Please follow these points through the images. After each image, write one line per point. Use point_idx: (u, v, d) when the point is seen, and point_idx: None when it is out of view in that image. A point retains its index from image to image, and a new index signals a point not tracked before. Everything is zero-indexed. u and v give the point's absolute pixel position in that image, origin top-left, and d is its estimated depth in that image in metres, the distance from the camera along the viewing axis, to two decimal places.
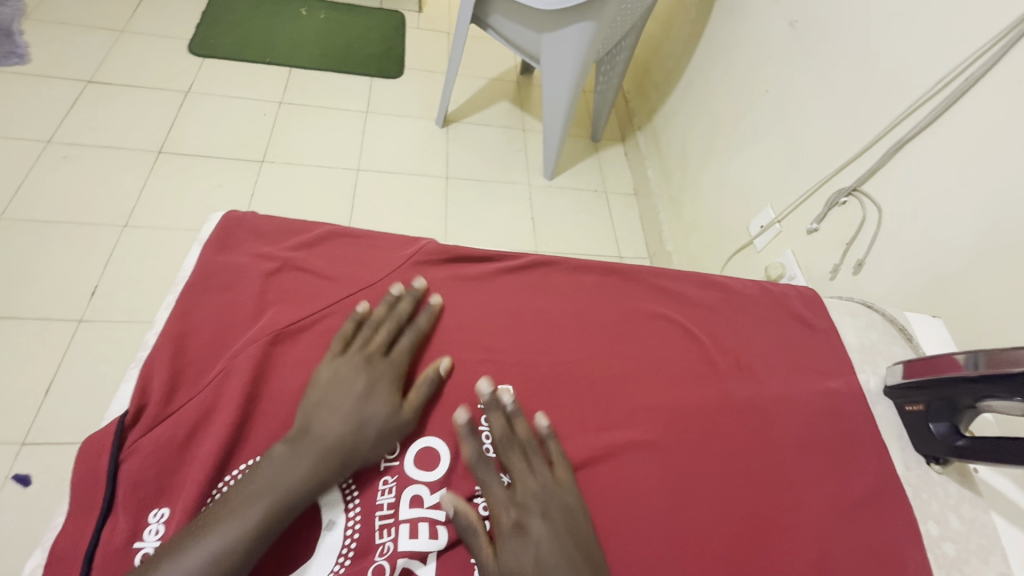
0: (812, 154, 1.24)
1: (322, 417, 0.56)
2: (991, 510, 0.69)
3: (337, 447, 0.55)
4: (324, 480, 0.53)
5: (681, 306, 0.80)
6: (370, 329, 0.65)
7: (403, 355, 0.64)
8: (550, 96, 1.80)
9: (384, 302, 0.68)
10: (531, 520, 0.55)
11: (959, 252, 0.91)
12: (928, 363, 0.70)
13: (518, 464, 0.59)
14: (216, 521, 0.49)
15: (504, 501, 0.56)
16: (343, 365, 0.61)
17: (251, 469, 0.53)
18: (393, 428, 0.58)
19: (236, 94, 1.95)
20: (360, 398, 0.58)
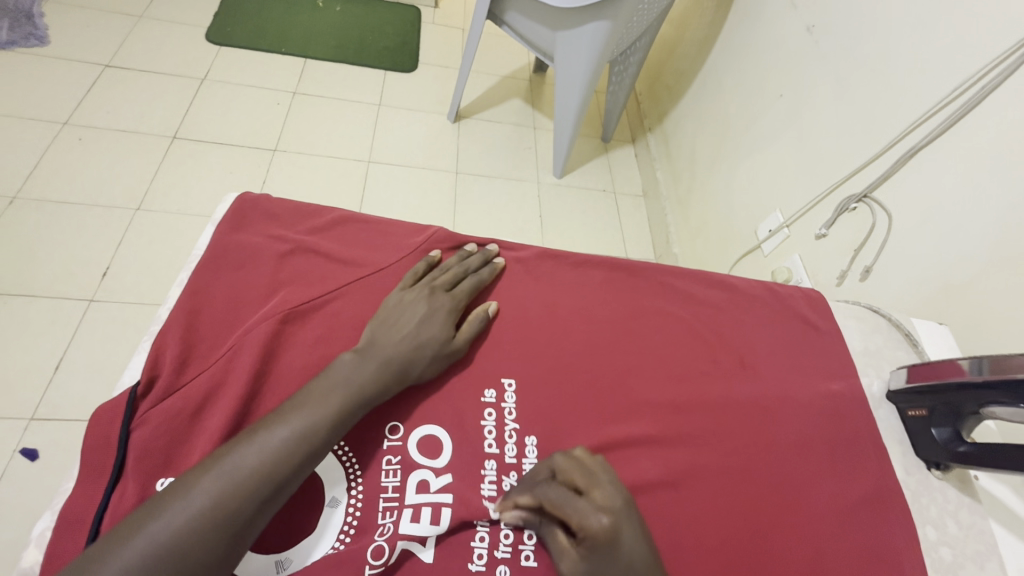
0: (823, 160, 1.23)
1: (386, 332, 0.62)
2: (989, 518, 0.69)
3: (397, 358, 0.60)
4: (385, 384, 0.58)
5: (688, 305, 0.80)
6: (439, 270, 0.71)
7: (465, 294, 0.69)
8: (562, 93, 1.80)
9: (457, 254, 0.75)
10: (621, 528, 0.50)
11: (970, 261, 0.90)
12: (931, 368, 0.70)
13: (584, 473, 0.54)
14: (296, 409, 0.53)
15: (588, 514, 0.51)
16: (410, 293, 0.66)
17: (323, 370, 0.58)
18: (445, 350, 0.63)
19: (251, 82, 1.96)
20: (421, 320, 0.64)
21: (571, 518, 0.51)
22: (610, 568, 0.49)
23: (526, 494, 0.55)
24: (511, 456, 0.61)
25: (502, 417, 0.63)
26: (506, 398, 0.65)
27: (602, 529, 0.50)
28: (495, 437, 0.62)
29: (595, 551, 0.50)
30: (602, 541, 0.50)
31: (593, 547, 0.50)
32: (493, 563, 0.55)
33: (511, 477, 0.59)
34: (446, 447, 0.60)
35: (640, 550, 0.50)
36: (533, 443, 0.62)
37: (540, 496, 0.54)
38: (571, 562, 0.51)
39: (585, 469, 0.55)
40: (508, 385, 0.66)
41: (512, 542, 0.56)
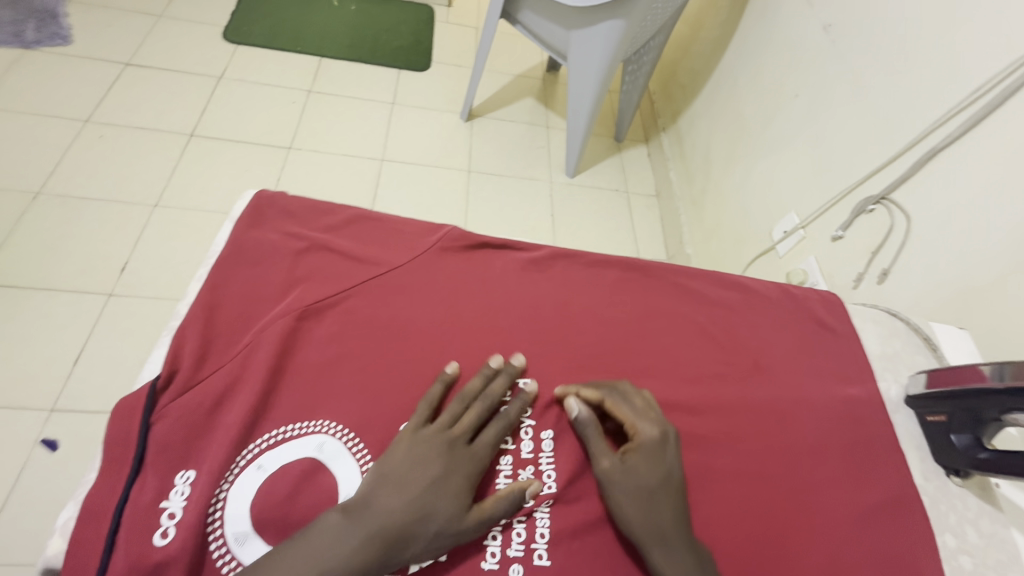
0: (840, 162, 1.22)
1: (385, 494, 0.52)
2: (1011, 527, 0.67)
3: (392, 533, 0.50)
4: (372, 568, 0.49)
5: (703, 306, 0.80)
6: (460, 404, 0.60)
7: (486, 445, 0.58)
8: (575, 92, 1.79)
9: (481, 373, 0.63)
10: (667, 443, 0.60)
11: (992, 265, 0.88)
12: (952, 373, 0.69)
13: (646, 396, 0.64)
14: (269, 574, 0.47)
15: (644, 423, 0.60)
16: (422, 441, 0.56)
17: (306, 533, 0.50)
18: (456, 527, 0.52)
19: (267, 81, 1.99)
20: (431, 485, 0.53)
21: (630, 420, 0.61)
22: (650, 470, 0.58)
23: (592, 389, 0.63)
24: (528, 451, 0.62)
25: None
26: None
27: (652, 434, 0.60)
28: (511, 433, 0.62)
29: (643, 452, 0.58)
30: (650, 443, 0.59)
31: (642, 448, 0.59)
32: (506, 561, 0.55)
33: (528, 472, 0.60)
34: None
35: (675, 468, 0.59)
36: (550, 437, 0.62)
37: (606, 394, 0.63)
38: (610, 460, 0.59)
39: (645, 393, 0.64)
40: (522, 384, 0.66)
41: (525, 542, 0.56)
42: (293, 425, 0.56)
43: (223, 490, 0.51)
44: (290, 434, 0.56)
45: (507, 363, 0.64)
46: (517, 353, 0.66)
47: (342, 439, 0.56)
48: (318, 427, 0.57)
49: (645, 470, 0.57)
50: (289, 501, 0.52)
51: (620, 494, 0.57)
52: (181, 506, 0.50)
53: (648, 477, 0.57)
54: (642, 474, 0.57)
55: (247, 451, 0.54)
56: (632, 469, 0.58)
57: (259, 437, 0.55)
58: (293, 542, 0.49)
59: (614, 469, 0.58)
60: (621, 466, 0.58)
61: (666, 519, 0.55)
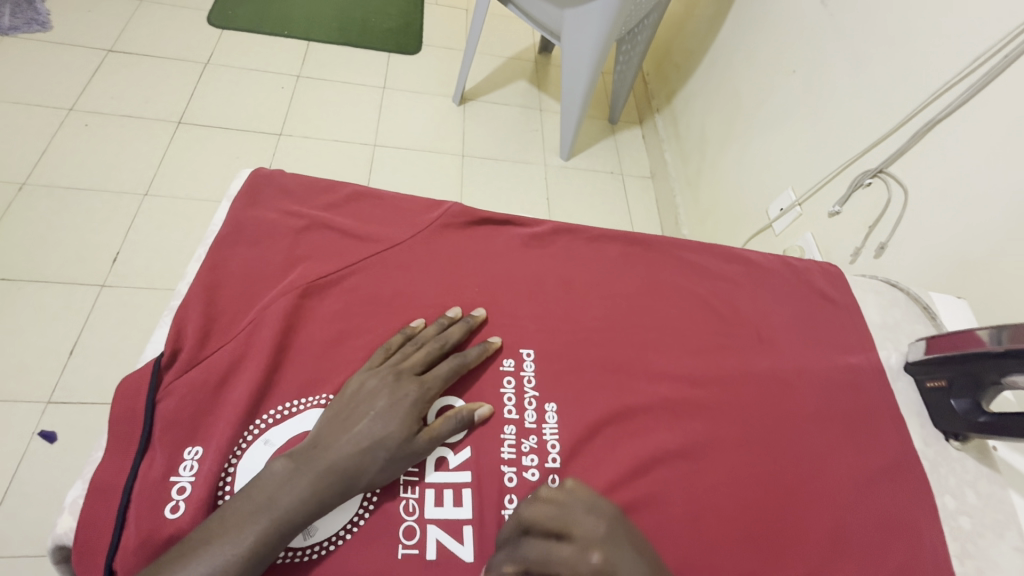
0: (836, 138, 1.22)
1: (332, 433, 0.53)
2: (1008, 488, 0.69)
3: (340, 467, 0.51)
4: (320, 504, 0.50)
5: (705, 279, 0.79)
6: (414, 345, 0.62)
7: (436, 379, 0.59)
8: (569, 73, 1.77)
9: (439, 320, 0.64)
10: (618, 558, 0.49)
11: (990, 235, 0.89)
12: (950, 339, 0.70)
13: (558, 511, 0.52)
14: (220, 524, 0.47)
15: (579, 560, 0.48)
16: (371, 377, 0.57)
17: (252, 481, 0.50)
18: (402, 455, 0.54)
19: (255, 66, 1.95)
20: (378, 415, 0.55)
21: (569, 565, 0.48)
22: None
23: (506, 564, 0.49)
24: (531, 421, 0.61)
25: (521, 384, 0.64)
26: (524, 367, 0.65)
27: (600, 565, 0.48)
28: (514, 404, 0.62)
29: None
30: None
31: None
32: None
33: (531, 441, 0.60)
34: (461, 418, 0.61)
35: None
36: (553, 409, 0.63)
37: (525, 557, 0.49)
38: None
39: (557, 511, 0.52)
40: (526, 356, 0.66)
41: None
42: (298, 401, 0.56)
43: (231, 466, 0.51)
44: (295, 410, 0.56)
45: (466, 315, 0.66)
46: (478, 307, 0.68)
47: None
48: (321, 401, 0.56)
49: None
50: None
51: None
52: (190, 481, 0.50)
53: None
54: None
55: (254, 426, 0.53)
56: None
57: (266, 413, 0.54)
58: (242, 487, 0.50)
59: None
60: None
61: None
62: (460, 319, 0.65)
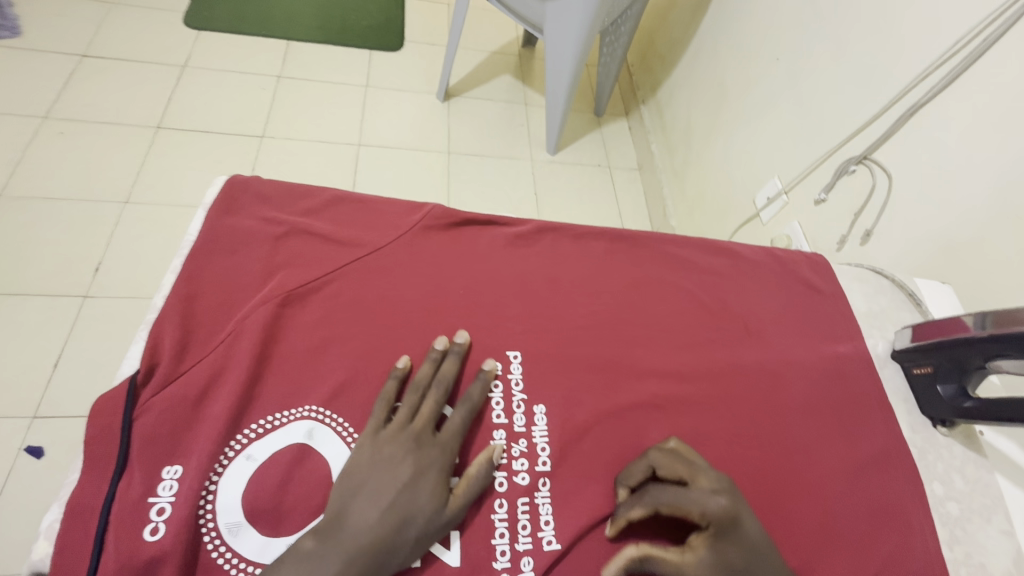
0: (820, 125, 1.22)
1: (357, 508, 0.50)
2: (995, 472, 0.69)
3: (371, 549, 0.49)
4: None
5: (691, 273, 0.79)
6: (417, 395, 0.59)
7: (453, 434, 0.57)
8: (554, 66, 1.76)
9: (429, 359, 0.61)
10: (738, 509, 0.54)
11: (973, 218, 0.89)
12: (936, 326, 0.70)
13: (686, 463, 0.57)
14: None
15: (710, 500, 0.54)
16: (387, 443, 0.54)
17: (276, 563, 0.47)
18: (436, 525, 0.52)
19: (234, 68, 1.91)
20: (405, 487, 0.52)
21: (692, 510, 0.54)
22: (732, 551, 0.52)
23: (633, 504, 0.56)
24: (520, 425, 0.61)
25: (509, 387, 0.63)
26: (511, 369, 0.64)
27: (723, 510, 0.53)
28: (502, 407, 0.62)
29: (719, 530, 0.53)
30: (724, 521, 0.53)
31: (716, 527, 0.53)
32: (517, 557, 0.54)
33: (521, 445, 0.60)
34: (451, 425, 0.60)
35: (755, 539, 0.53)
36: (542, 411, 0.62)
37: (652, 499, 0.55)
38: (695, 558, 0.53)
39: (684, 461, 0.58)
40: (513, 358, 0.65)
41: (531, 532, 0.56)
42: (282, 413, 0.55)
43: (212, 483, 0.50)
44: (278, 423, 0.54)
45: (452, 342, 0.63)
46: (459, 329, 0.65)
47: (330, 423, 0.56)
48: (305, 412, 0.55)
49: (733, 547, 0.53)
50: (281, 490, 0.51)
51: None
52: (170, 501, 0.49)
53: (740, 557, 0.52)
54: (728, 558, 0.52)
55: (235, 441, 0.52)
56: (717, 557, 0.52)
57: (248, 427, 0.53)
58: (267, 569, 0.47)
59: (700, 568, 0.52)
60: (710, 559, 0.52)
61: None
62: (448, 350, 0.62)
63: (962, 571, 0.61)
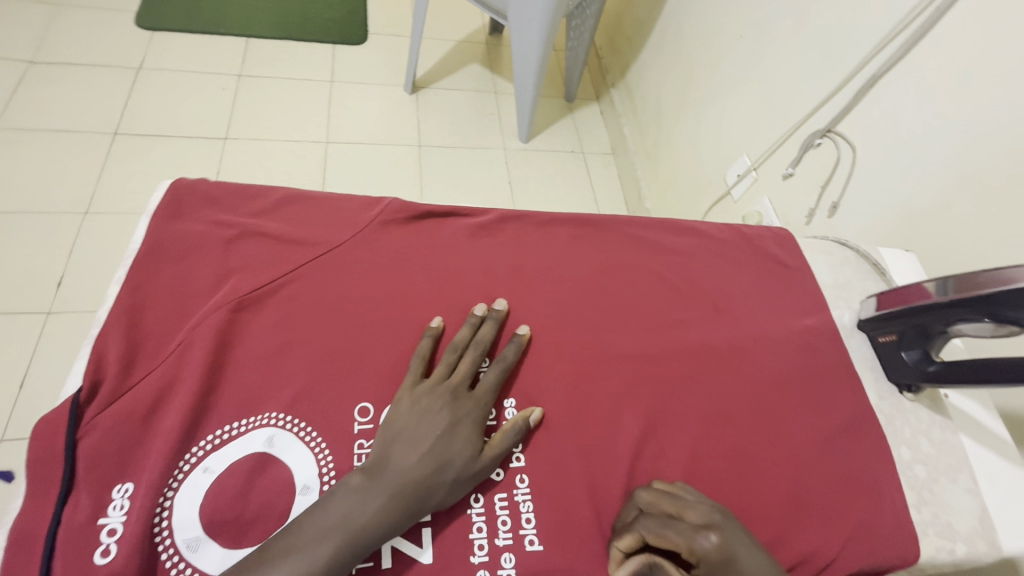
0: (785, 100, 1.22)
1: (400, 450, 0.53)
2: (960, 433, 0.71)
3: (411, 488, 0.51)
4: (394, 522, 0.50)
5: (658, 254, 0.78)
6: (455, 353, 0.61)
7: (488, 391, 0.59)
8: (520, 53, 1.74)
9: (468, 322, 0.63)
10: (732, 543, 0.52)
11: (935, 185, 0.90)
12: (900, 294, 0.70)
13: (672, 498, 0.55)
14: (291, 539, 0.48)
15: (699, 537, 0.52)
16: (426, 394, 0.57)
17: (325, 496, 0.50)
18: (470, 473, 0.54)
19: (191, 68, 1.85)
20: (443, 435, 0.55)
21: (680, 545, 0.52)
22: None
23: (624, 537, 0.54)
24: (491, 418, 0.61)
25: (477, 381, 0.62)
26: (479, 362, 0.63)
27: (713, 547, 0.51)
28: None
29: (714, 567, 0.51)
30: (716, 559, 0.51)
31: (710, 563, 0.51)
32: (496, 553, 0.54)
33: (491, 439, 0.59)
34: None
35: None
36: (511, 404, 0.62)
37: (641, 532, 0.53)
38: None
39: (672, 495, 0.56)
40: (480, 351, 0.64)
41: (512, 529, 0.55)
42: (240, 422, 0.53)
43: (167, 499, 0.48)
44: (235, 432, 0.53)
45: (490, 309, 0.65)
46: (497, 298, 0.67)
47: (291, 429, 0.54)
48: (264, 420, 0.54)
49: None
50: (241, 500, 0.50)
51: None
52: (122, 521, 0.47)
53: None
54: None
55: (190, 454, 0.51)
56: None
57: (203, 439, 0.52)
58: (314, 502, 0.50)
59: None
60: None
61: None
62: (486, 316, 0.64)
63: (929, 531, 0.63)
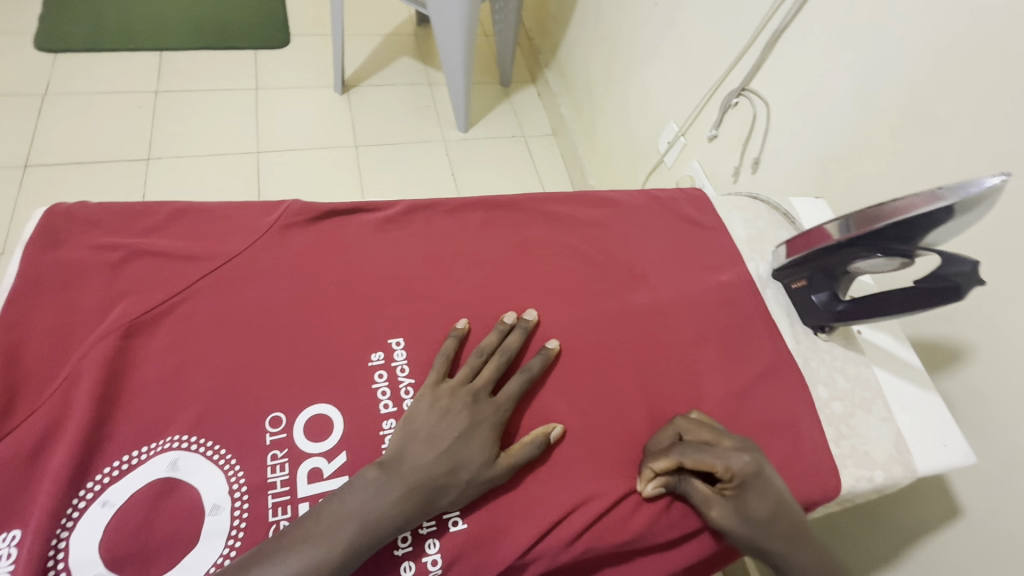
0: (702, 63, 1.24)
1: (416, 447, 0.54)
2: (873, 366, 0.74)
3: (427, 484, 0.52)
4: (409, 516, 0.51)
5: (573, 229, 0.78)
6: (479, 357, 0.62)
7: (508, 400, 0.59)
8: (445, 41, 1.71)
9: (497, 327, 0.64)
10: (762, 464, 0.57)
11: (840, 132, 0.93)
12: (805, 238, 0.71)
13: (710, 428, 0.60)
14: (309, 530, 0.49)
15: (734, 458, 0.57)
16: (447, 395, 0.58)
17: (342, 488, 0.52)
18: (483, 478, 0.54)
19: (102, 88, 1.75)
20: (459, 438, 0.55)
21: (718, 466, 0.56)
22: (759, 500, 0.56)
23: (660, 458, 0.58)
24: None
25: (394, 375, 0.60)
26: (395, 356, 0.61)
27: (745, 465, 0.56)
28: (390, 397, 0.59)
29: (743, 486, 0.57)
30: (748, 474, 0.56)
31: (741, 482, 0.56)
32: (420, 541, 0.54)
33: None
34: (336, 426, 0.56)
35: (767, 497, 0.57)
36: None
37: (679, 457, 0.57)
38: (720, 507, 0.57)
39: (707, 424, 0.60)
40: (396, 346, 0.62)
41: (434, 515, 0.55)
42: (140, 450, 0.51)
43: (61, 540, 0.47)
44: (136, 461, 0.51)
45: (519, 318, 0.66)
46: (528, 308, 0.68)
47: (197, 449, 0.52)
48: (167, 445, 0.52)
49: (753, 500, 0.57)
50: (146, 529, 0.48)
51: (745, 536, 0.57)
52: (10, 570, 0.45)
53: (761, 509, 0.56)
54: (754, 508, 0.56)
55: (86, 490, 0.49)
56: (745, 505, 0.57)
57: (99, 473, 0.50)
58: (330, 495, 0.51)
59: (725, 512, 0.57)
60: (731, 509, 0.57)
61: (784, 548, 0.57)
62: (515, 324, 0.65)
63: (848, 463, 0.66)
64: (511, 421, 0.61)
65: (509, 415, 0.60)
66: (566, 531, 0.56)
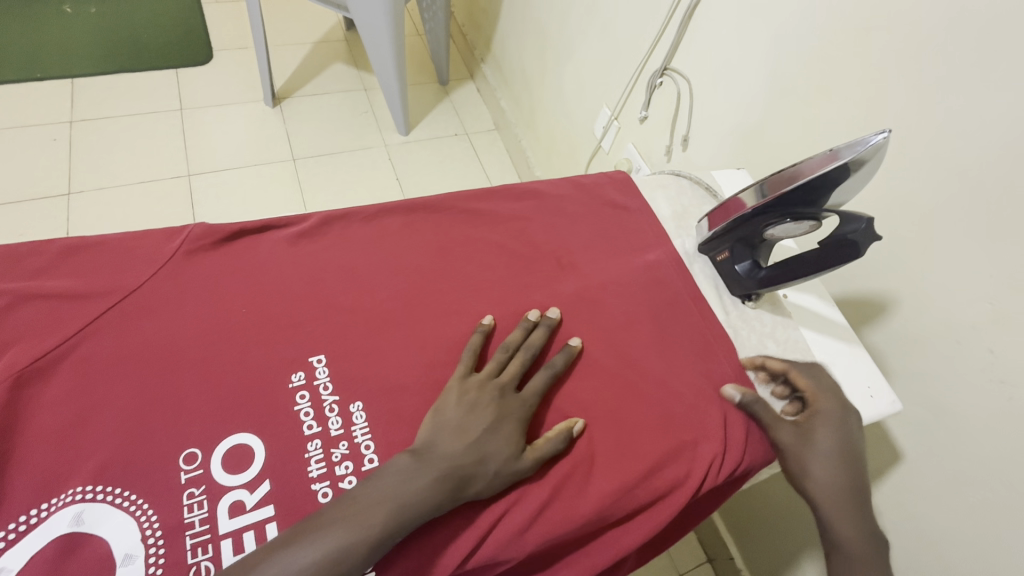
0: (626, 46, 1.24)
1: (446, 437, 0.55)
2: (801, 328, 0.76)
3: (457, 472, 0.53)
4: (438, 502, 0.51)
5: (498, 225, 0.77)
6: (505, 354, 0.63)
7: (534, 394, 0.61)
8: (372, 43, 1.66)
9: (523, 325, 0.66)
10: (845, 416, 0.67)
11: (755, 104, 0.95)
12: (723, 209, 0.72)
13: (816, 376, 0.71)
14: (340, 516, 0.48)
15: (824, 397, 0.68)
16: (475, 389, 0.59)
17: (375, 473, 0.52)
18: (511, 470, 0.55)
19: (9, 123, 1.64)
20: (487, 431, 0.56)
21: (810, 394, 0.68)
22: (824, 441, 0.64)
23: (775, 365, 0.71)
24: (337, 428, 0.57)
25: (317, 394, 0.58)
26: (317, 375, 0.59)
27: (830, 408, 0.67)
28: (314, 416, 0.57)
29: (820, 420, 0.66)
30: (827, 415, 0.66)
31: (820, 416, 0.66)
32: None
33: (342, 449, 0.56)
34: (257, 455, 0.54)
35: (837, 441, 0.64)
36: (359, 408, 0.58)
37: (788, 370, 0.70)
38: (786, 429, 0.65)
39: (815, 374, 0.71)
40: (317, 363, 0.60)
41: None
42: (40, 507, 0.48)
43: None
44: (36, 519, 0.48)
45: (543, 316, 0.68)
46: (550, 306, 0.70)
47: (104, 498, 0.49)
48: (69, 499, 0.49)
49: (821, 435, 0.65)
50: None
51: (806, 461, 0.63)
52: None
53: (824, 448, 0.64)
54: (816, 444, 0.64)
55: None
56: (812, 440, 0.64)
57: None
58: (360, 483, 0.51)
59: (789, 434, 0.65)
60: (798, 434, 0.65)
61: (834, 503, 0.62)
62: (539, 322, 0.67)
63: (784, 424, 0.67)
64: (535, 416, 0.62)
65: (535, 410, 0.61)
66: (507, 530, 0.55)
